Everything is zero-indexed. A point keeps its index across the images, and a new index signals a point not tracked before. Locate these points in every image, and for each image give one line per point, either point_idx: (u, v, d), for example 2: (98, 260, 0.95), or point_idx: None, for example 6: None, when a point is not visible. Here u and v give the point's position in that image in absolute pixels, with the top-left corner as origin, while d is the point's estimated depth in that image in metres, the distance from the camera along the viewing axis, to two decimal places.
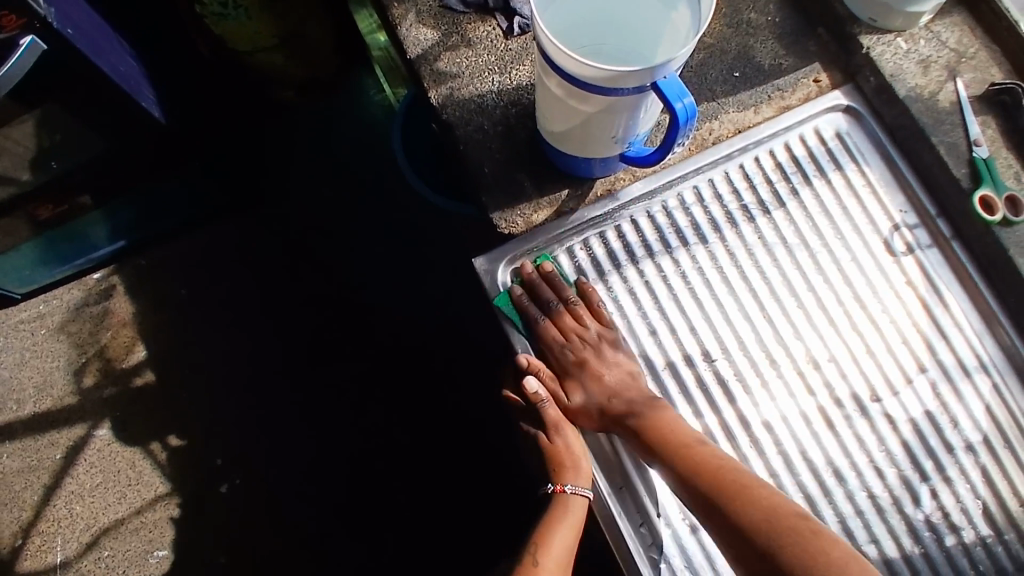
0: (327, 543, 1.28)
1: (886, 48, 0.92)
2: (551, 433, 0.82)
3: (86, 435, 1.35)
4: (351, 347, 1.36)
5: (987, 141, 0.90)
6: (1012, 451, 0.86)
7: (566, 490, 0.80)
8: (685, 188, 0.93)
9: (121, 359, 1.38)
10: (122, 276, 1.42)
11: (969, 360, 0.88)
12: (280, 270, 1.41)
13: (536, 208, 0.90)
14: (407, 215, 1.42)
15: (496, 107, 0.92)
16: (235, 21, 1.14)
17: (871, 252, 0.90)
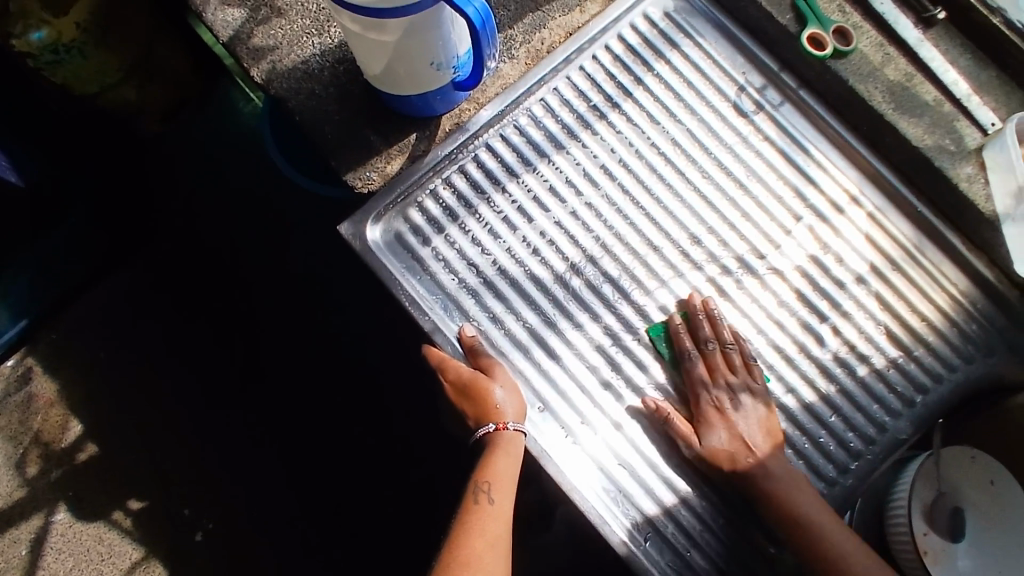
0: (308, 563, 1.21)
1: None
2: (484, 379, 0.78)
3: (45, 524, 1.21)
4: (280, 361, 1.29)
5: None
6: (901, 272, 0.89)
7: (509, 428, 0.76)
8: (533, 103, 0.91)
9: (59, 439, 1.24)
10: (35, 356, 1.28)
11: (840, 198, 0.90)
12: (190, 302, 1.31)
13: (388, 158, 0.88)
14: (298, 213, 1.33)
15: (323, 69, 0.90)
16: (73, 64, 1.06)
17: (722, 118, 0.92)
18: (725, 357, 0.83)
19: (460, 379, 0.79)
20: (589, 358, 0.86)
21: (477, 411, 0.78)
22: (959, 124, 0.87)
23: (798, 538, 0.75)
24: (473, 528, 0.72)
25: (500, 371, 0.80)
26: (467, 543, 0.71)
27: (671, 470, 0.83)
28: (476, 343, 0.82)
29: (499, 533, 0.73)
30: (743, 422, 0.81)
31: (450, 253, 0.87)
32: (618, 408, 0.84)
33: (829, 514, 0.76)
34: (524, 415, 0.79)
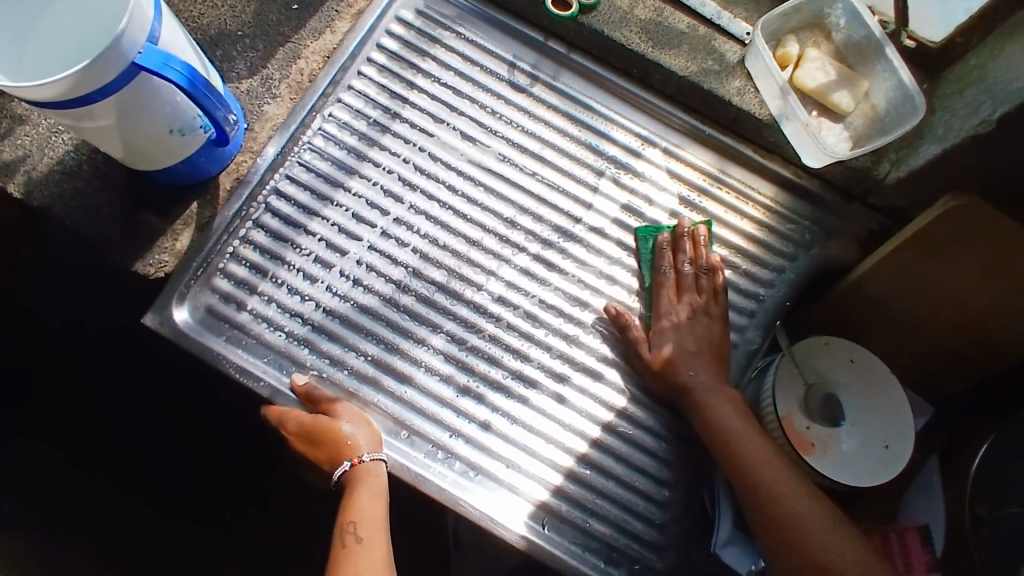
0: None
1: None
2: (329, 420, 0.77)
3: None
4: None
5: None
6: (709, 196, 0.92)
7: (365, 460, 0.75)
8: (312, 135, 0.89)
9: None
10: None
11: (633, 143, 0.92)
12: None
13: (175, 236, 0.84)
14: None
15: (80, 163, 0.85)
16: None
17: (503, 98, 0.92)
18: (697, 282, 0.85)
19: (304, 427, 0.77)
20: (440, 370, 0.84)
21: (330, 452, 0.77)
22: (716, 43, 0.91)
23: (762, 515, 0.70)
24: (349, 568, 0.68)
25: (345, 408, 0.79)
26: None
27: (550, 451, 0.83)
28: (312, 387, 0.81)
29: (376, 567, 0.69)
30: (686, 369, 0.81)
31: (270, 310, 0.84)
32: (481, 408, 0.84)
33: (776, 487, 0.71)
34: (380, 444, 0.78)
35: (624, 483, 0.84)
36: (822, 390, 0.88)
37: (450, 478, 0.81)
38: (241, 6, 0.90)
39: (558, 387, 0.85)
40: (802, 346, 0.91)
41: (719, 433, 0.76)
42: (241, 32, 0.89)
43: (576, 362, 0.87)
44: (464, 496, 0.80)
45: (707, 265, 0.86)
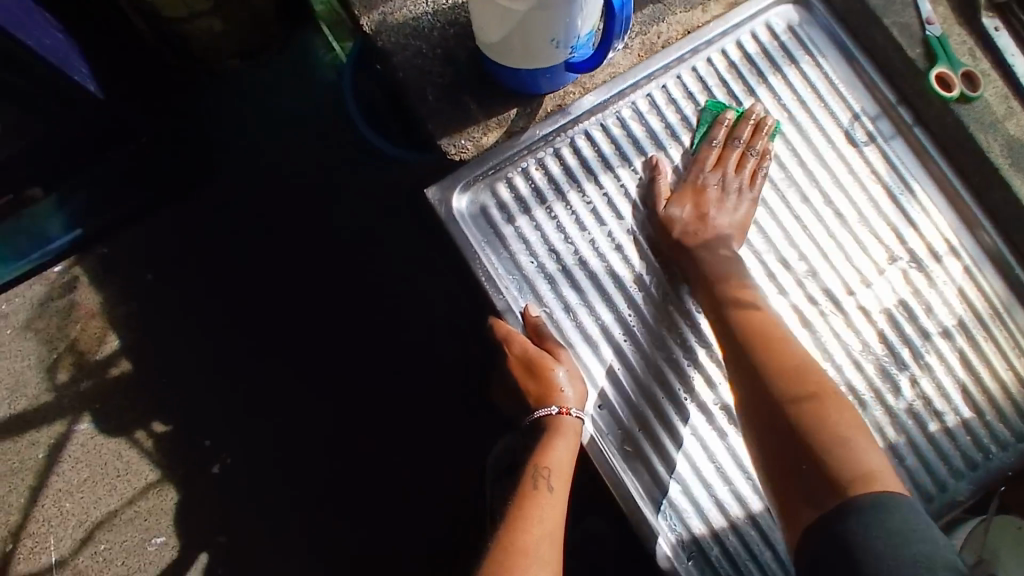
0: (324, 523, 1.18)
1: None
2: (551, 361, 0.78)
3: (66, 431, 1.20)
4: (321, 322, 1.24)
5: (939, 18, 0.90)
6: (987, 333, 0.86)
7: (571, 415, 0.77)
8: (639, 97, 0.88)
9: (93, 352, 1.21)
10: (84, 267, 1.24)
11: (938, 245, 0.87)
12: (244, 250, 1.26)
13: (485, 130, 0.86)
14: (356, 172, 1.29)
15: (433, 29, 0.88)
16: None
17: (833, 144, 0.88)
18: (742, 159, 0.85)
19: (527, 357, 0.78)
20: (656, 365, 0.83)
21: (540, 392, 0.77)
22: None
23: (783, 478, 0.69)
24: (532, 513, 0.71)
25: (566, 355, 0.80)
26: (524, 529, 0.69)
27: (724, 492, 0.81)
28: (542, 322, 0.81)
29: (554, 520, 0.72)
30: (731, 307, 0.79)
31: (533, 235, 0.85)
32: (679, 420, 0.82)
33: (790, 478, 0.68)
34: (584, 405, 0.79)
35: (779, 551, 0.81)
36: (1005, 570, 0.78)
37: (631, 467, 0.80)
38: None
39: None
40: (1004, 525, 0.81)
41: (801, 387, 0.71)
42: None
43: (661, 342, 0.84)
44: (638, 496, 0.79)
45: (759, 148, 0.86)
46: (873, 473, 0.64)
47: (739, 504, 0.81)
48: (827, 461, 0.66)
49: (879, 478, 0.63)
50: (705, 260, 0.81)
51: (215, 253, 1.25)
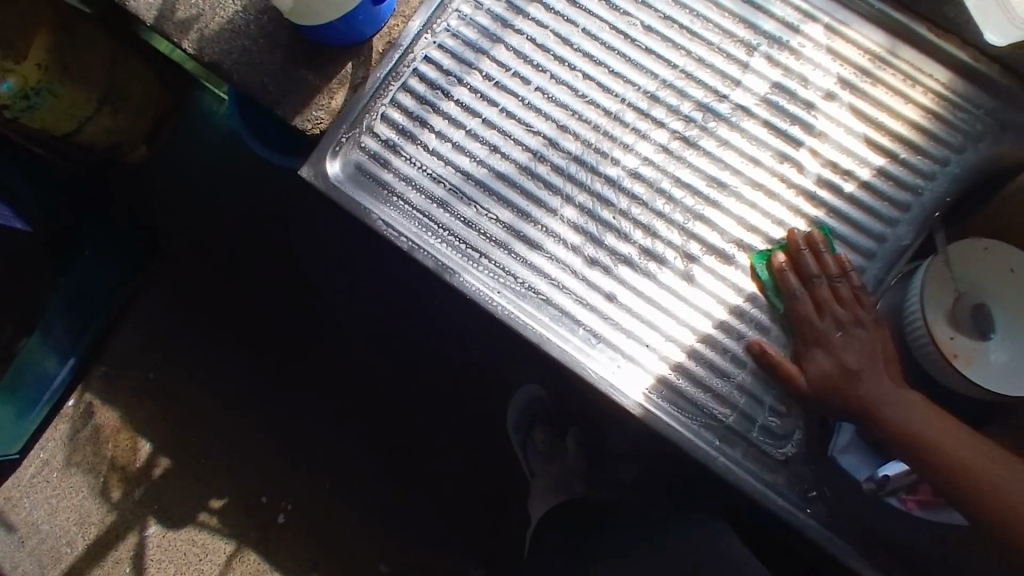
0: (398, 514, 1.25)
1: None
2: None
3: (140, 539, 1.26)
4: (313, 341, 1.30)
5: None
6: (870, 79, 0.86)
7: None
8: (460, 3, 0.89)
9: (133, 460, 1.28)
10: (93, 391, 1.30)
11: (791, 18, 0.87)
12: (219, 308, 1.32)
13: (331, 93, 0.87)
14: (281, 195, 1.33)
15: (247, 24, 0.89)
16: (42, 108, 1.00)
17: None
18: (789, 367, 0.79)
19: None
20: (569, 239, 0.85)
21: None
22: None
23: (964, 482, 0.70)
24: None
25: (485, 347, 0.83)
26: None
27: (672, 327, 0.82)
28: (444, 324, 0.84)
29: None
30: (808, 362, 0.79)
31: (413, 172, 0.86)
32: (608, 279, 0.84)
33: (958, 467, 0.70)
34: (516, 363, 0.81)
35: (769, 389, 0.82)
36: (975, 295, 0.82)
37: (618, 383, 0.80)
38: None
39: (688, 266, 0.84)
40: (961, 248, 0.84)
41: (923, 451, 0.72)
42: None
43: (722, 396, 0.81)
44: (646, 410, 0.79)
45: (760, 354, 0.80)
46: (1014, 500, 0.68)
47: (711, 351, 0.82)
48: (980, 497, 0.69)
49: (997, 491, 0.69)
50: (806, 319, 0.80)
51: (200, 317, 1.31)
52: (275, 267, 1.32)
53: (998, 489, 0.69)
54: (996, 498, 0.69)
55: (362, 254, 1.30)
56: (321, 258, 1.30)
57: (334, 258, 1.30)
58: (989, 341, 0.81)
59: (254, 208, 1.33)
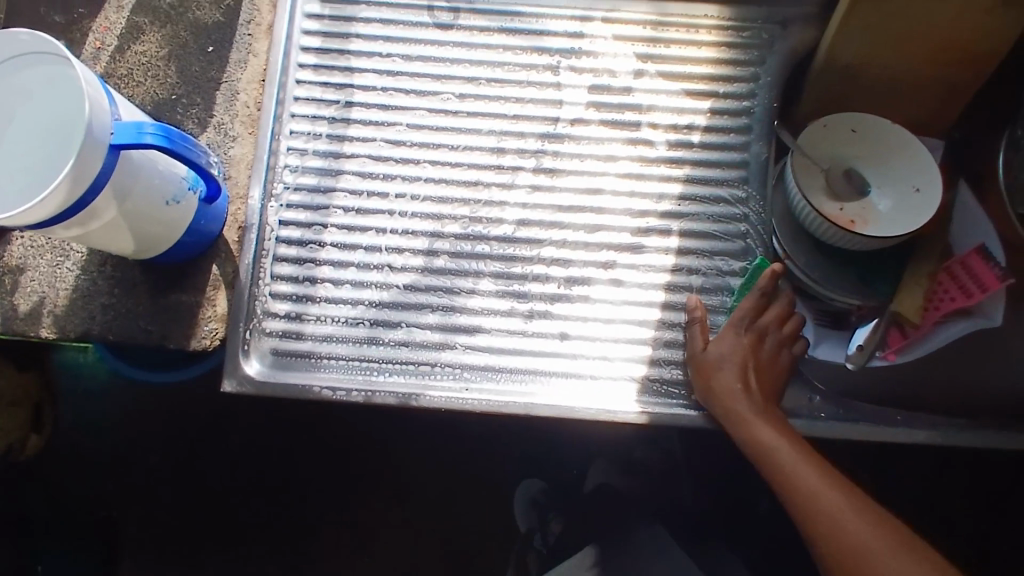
0: None
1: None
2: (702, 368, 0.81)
3: None
4: (303, 523, 1.22)
5: None
6: (662, 42, 0.93)
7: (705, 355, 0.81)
8: (285, 157, 0.90)
9: None
10: None
11: (572, 26, 0.93)
12: (193, 548, 1.21)
13: (212, 299, 0.85)
14: (197, 407, 1.25)
15: (96, 280, 0.87)
16: None
17: (435, 43, 0.93)
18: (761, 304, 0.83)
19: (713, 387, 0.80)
20: (498, 307, 0.86)
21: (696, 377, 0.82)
22: None
23: (834, 564, 0.67)
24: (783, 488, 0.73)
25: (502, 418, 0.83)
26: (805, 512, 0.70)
27: (629, 330, 0.86)
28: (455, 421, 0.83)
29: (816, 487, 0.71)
30: (715, 352, 0.81)
31: (328, 327, 0.85)
32: (552, 322, 0.86)
33: (832, 505, 0.69)
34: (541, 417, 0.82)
35: None
36: (840, 166, 0.95)
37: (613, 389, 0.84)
38: (162, 71, 0.90)
39: (610, 273, 0.88)
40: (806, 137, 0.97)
41: (827, 547, 0.68)
42: (176, 94, 0.90)
43: None
44: (657, 405, 0.83)
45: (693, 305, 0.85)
46: (897, 575, 0.64)
47: (676, 327, 0.86)
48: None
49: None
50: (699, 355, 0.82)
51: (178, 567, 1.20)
52: (227, 477, 1.23)
53: (884, 572, 0.65)
54: (864, 566, 0.66)
55: (307, 417, 1.25)
56: (270, 444, 1.24)
57: (279, 437, 1.24)
58: (870, 195, 0.93)
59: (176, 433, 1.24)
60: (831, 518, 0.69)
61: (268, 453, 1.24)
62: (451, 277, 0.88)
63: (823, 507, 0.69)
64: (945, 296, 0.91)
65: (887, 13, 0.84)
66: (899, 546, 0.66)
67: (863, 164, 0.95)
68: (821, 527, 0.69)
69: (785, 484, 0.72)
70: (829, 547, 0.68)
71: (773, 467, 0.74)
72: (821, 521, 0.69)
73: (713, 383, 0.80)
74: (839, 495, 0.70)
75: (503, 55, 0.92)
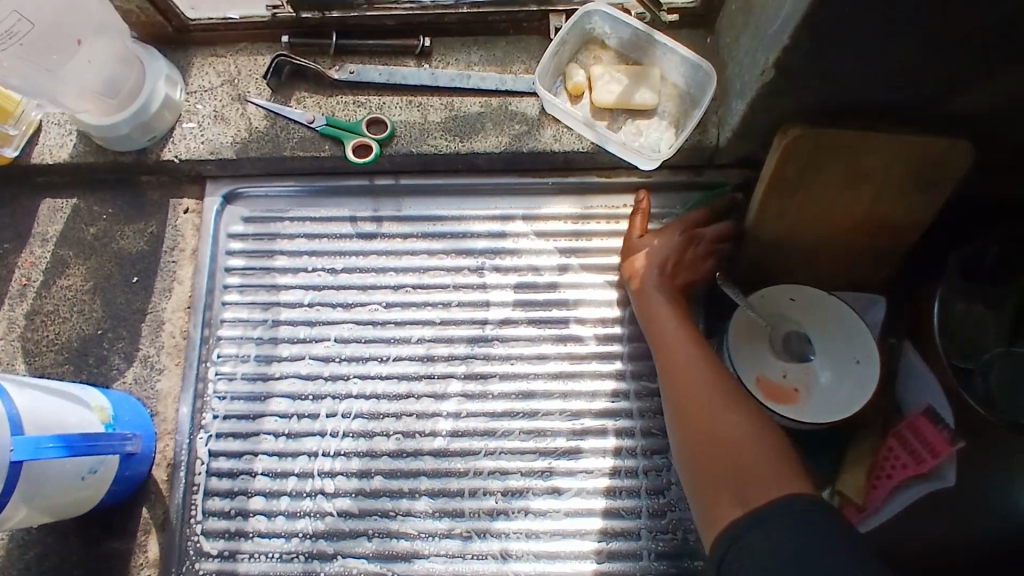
0: None
1: (169, 142, 0.91)
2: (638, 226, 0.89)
3: None
4: None
5: (299, 103, 0.91)
6: (585, 234, 0.93)
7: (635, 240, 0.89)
8: (213, 383, 0.89)
9: None
10: None
11: (494, 227, 0.94)
12: None
13: (144, 544, 0.84)
14: None
15: (26, 531, 0.85)
16: None
17: (359, 254, 0.93)
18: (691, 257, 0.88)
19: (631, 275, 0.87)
20: (436, 529, 0.84)
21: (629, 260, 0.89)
22: (513, 105, 0.90)
23: (703, 455, 0.71)
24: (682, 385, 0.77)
25: None
26: (688, 420, 0.74)
27: (570, 543, 0.84)
28: None
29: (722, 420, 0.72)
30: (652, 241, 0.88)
31: (262, 565, 0.83)
32: (491, 540, 0.84)
33: (705, 407, 0.74)
34: None
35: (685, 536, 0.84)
36: (782, 329, 0.94)
37: None
38: (87, 305, 0.90)
39: (548, 482, 0.86)
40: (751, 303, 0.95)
41: (720, 438, 0.71)
42: (101, 329, 0.90)
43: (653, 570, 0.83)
44: None
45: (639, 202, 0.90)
46: (779, 483, 0.65)
47: (620, 535, 0.84)
48: (755, 484, 0.66)
49: (771, 491, 0.64)
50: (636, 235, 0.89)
51: None
52: None
53: (772, 487, 0.65)
54: (741, 451, 0.69)
55: None
56: None
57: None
58: (812, 362, 0.92)
59: None
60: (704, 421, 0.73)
61: None
62: (386, 499, 0.86)
63: (710, 415, 0.73)
64: (892, 468, 0.89)
65: (805, 204, 0.85)
66: (772, 454, 0.68)
67: (808, 329, 0.94)
68: (717, 435, 0.72)
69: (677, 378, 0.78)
70: (717, 445, 0.71)
71: (673, 388, 0.77)
72: (698, 407, 0.74)
73: (640, 285, 0.86)
74: (722, 395, 0.75)
75: (427, 262, 0.93)
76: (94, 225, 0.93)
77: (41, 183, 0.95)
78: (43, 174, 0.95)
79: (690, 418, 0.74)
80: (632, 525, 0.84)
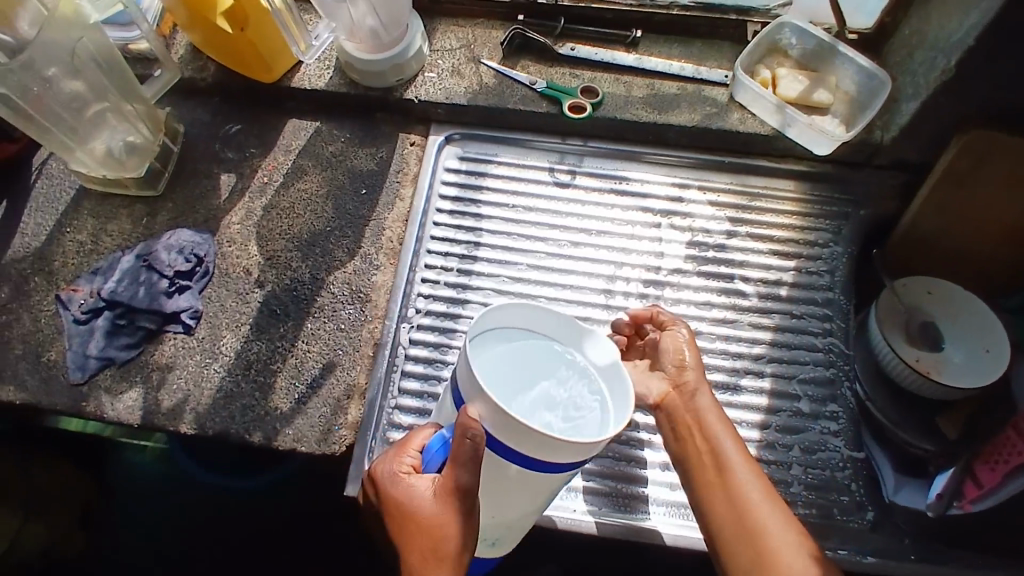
0: None
1: (412, 85, 1.08)
2: None
3: None
4: None
5: (526, 70, 1.09)
6: (750, 208, 1.07)
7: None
8: (420, 285, 1.02)
9: None
10: None
11: (672, 191, 1.08)
12: None
13: (345, 408, 0.93)
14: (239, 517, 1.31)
15: (238, 382, 0.95)
16: None
17: (555, 195, 1.07)
18: None
19: None
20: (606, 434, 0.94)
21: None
22: (706, 92, 1.06)
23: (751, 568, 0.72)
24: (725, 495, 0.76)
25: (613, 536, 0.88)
26: (720, 488, 0.77)
27: None
28: (555, 524, 0.88)
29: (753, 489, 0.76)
30: (683, 401, 0.84)
31: None
32: (656, 452, 0.93)
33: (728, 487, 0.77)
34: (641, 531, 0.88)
35: (831, 477, 0.93)
36: (918, 317, 1.01)
37: None
38: (320, 206, 1.05)
39: None
40: (899, 287, 1.04)
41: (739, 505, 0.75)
42: (330, 227, 1.04)
43: (800, 497, 0.91)
44: None
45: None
46: None
47: (772, 464, 0.93)
48: None
49: None
50: (681, 382, 0.85)
51: None
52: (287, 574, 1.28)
53: None
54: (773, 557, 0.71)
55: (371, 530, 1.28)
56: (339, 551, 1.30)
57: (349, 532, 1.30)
58: (944, 349, 0.98)
59: (248, 535, 1.31)
60: (726, 506, 0.76)
61: (331, 552, 1.30)
62: None
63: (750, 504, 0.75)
64: (1009, 454, 0.85)
65: (966, 191, 0.98)
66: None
67: (943, 321, 1.00)
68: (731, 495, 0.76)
69: (696, 463, 0.80)
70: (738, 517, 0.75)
71: (706, 464, 0.79)
72: (716, 492, 0.77)
73: (675, 412, 0.84)
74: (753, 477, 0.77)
75: (613, 213, 1.06)
76: (334, 144, 1.09)
77: (291, 106, 1.12)
78: (294, 98, 1.12)
79: (717, 470, 0.78)
80: (782, 457, 0.93)
